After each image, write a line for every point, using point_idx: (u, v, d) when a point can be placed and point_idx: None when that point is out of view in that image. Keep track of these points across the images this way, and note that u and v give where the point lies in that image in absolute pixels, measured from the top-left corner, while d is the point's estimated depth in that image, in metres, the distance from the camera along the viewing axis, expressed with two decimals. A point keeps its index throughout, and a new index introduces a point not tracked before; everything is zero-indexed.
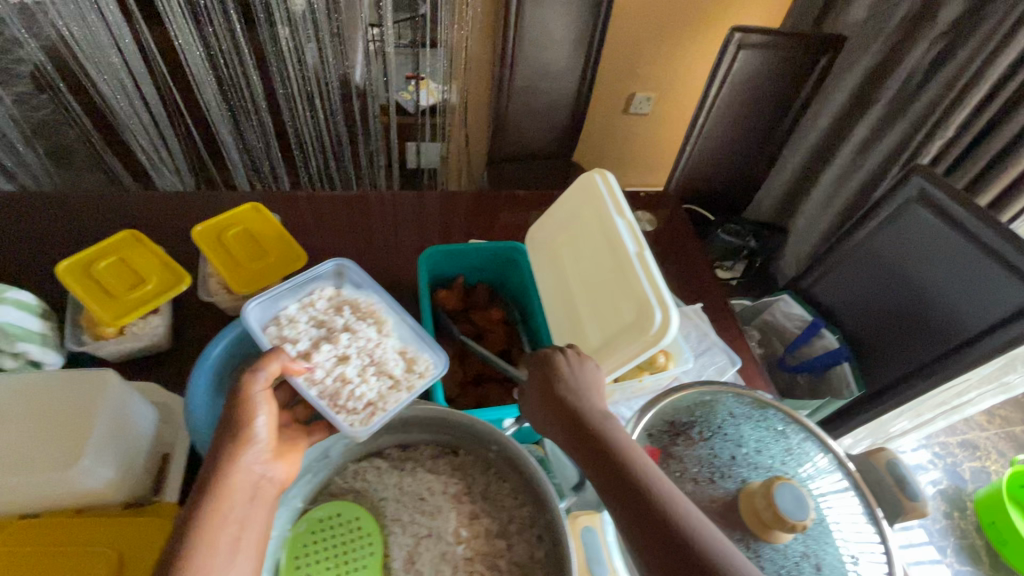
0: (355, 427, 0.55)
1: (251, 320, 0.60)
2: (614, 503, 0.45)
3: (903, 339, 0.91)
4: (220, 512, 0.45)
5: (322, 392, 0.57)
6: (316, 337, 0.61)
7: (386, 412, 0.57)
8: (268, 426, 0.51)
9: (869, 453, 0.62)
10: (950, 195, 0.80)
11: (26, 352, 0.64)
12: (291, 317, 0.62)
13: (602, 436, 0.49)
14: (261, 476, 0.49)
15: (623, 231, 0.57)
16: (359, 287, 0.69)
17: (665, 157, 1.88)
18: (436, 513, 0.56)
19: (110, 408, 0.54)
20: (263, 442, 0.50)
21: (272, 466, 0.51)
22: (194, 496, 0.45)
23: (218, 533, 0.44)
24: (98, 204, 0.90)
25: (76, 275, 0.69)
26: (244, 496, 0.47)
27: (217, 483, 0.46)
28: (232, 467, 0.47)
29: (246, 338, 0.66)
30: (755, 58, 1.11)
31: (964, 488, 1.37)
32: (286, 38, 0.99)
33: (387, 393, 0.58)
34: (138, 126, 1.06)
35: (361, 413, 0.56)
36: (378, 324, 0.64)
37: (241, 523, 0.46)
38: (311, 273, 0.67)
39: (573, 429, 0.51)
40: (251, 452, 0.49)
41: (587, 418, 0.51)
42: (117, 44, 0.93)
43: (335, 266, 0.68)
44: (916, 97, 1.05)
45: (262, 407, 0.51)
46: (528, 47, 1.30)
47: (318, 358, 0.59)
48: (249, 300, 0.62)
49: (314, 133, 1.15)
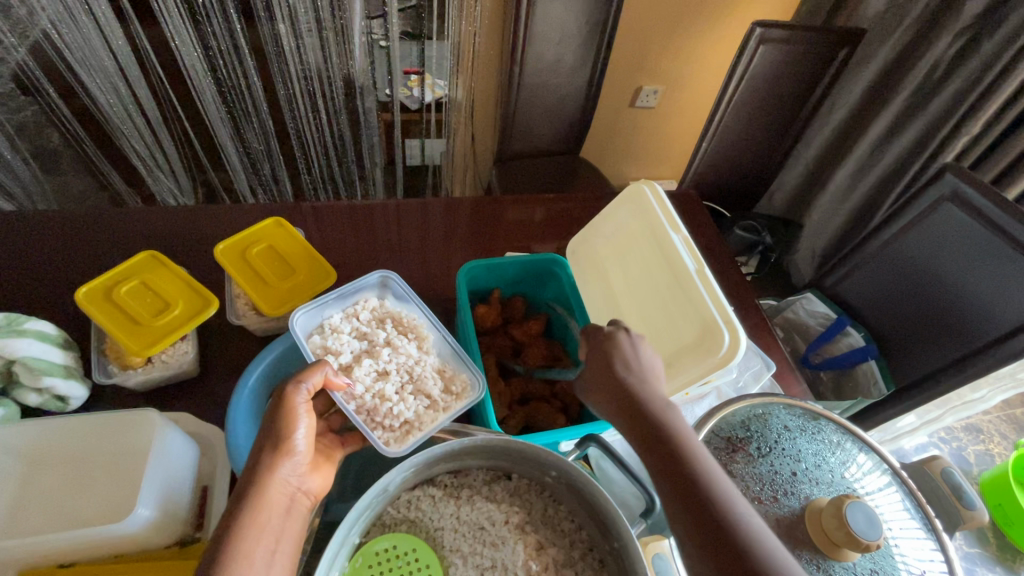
0: (390, 446, 0.57)
1: (297, 328, 0.63)
2: (669, 493, 0.44)
3: (932, 337, 0.91)
4: (257, 525, 0.45)
5: (360, 407, 0.59)
6: (359, 350, 0.64)
7: (421, 432, 0.59)
8: (307, 440, 0.53)
9: (925, 462, 0.65)
10: (984, 192, 0.78)
11: (52, 387, 0.61)
12: (335, 327, 0.65)
13: (655, 421, 0.48)
14: (296, 488, 0.51)
15: (681, 249, 0.60)
16: (402, 300, 0.71)
17: (668, 149, 1.86)
18: (500, 543, 0.55)
19: (160, 449, 0.52)
20: (301, 455, 0.51)
21: (307, 479, 0.53)
22: (234, 500, 0.46)
23: (256, 545, 0.44)
24: (107, 224, 0.88)
25: (97, 301, 0.66)
26: (280, 508, 0.48)
27: (255, 495, 0.47)
28: (269, 476, 0.49)
29: (288, 356, 0.66)
30: (775, 54, 1.09)
31: (970, 471, 1.20)
32: (286, 36, 0.92)
33: (424, 413, 0.60)
34: (134, 131, 1.00)
35: (397, 432, 0.59)
36: (419, 341, 0.66)
37: (277, 535, 0.46)
38: (358, 284, 0.69)
39: (630, 413, 0.50)
40: (288, 464, 0.50)
41: (645, 404, 0.50)
42: (110, 46, 0.87)
43: (381, 277, 0.70)
44: (936, 92, 1.06)
45: (302, 419, 0.53)
46: (538, 42, 1.26)
47: (359, 373, 0.61)
48: (296, 309, 0.65)
49: (317, 137, 1.09)
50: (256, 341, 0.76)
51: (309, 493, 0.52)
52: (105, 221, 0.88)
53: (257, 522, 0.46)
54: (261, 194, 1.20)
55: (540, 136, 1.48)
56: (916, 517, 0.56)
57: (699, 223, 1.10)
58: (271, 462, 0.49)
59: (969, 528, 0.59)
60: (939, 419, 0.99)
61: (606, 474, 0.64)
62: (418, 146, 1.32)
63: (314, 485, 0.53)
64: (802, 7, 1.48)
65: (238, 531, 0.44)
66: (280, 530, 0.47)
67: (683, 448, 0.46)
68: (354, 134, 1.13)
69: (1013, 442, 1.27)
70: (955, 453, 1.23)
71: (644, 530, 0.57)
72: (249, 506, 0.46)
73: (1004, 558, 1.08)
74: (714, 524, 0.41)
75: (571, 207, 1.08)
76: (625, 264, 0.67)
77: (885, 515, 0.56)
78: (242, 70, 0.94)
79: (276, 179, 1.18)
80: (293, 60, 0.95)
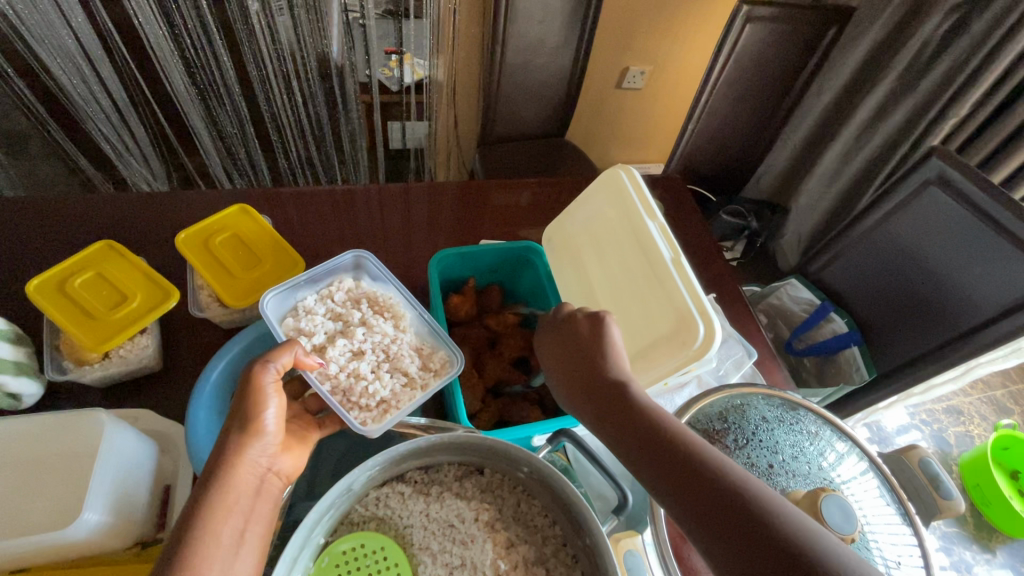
0: (367, 426, 0.55)
1: (268, 312, 0.61)
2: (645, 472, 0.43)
3: (916, 322, 0.90)
4: (225, 507, 0.43)
5: (335, 388, 0.57)
6: (333, 331, 0.61)
7: (398, 411, 0.57)
8: (278, 418, 0.50)
9: (903, 453, 0.64)
10: (969, 174, 0.77)
11: (2, 383, 0.59)
12: (308, 308, 0.63)
13: (622, 404, 0.48)
14: (267, 469, 0.48)
15: (657, 236, 0.58)
16: (377, 280, 0.69)
17: (656, 132, 1.83)
18: (469, 542, 0.54)
19: (110, 452, 0.50)
20: (272, 435, 0.49)
21: (279, 459, 0.50)
22: (199, 487, 0.44)
23: (222, 526, 0.42)
24: (68, 212, 0.84)
25: (49, 294, 0.63)
26: (249, 489, 0.46)
27: (223, 474, 0.45)
28: (237, 457, 0.46)
29: (254, 346, 0.64)
30: (763, 32, 1.06)
31: (949, 453, 1.20)
32: (257, 14, 0.87)
33: (401, 392, 0.59)
34: (100, 113, 0.94)
35: (374, 411, 0.57)
36: (395, 320, 0.64)
37: (246, 515, 0.44)
38: (331, 265, 0.67)
39: (604, 407, 0.49)
40: (258, 445, 0.47)
41: (616, 391, 0.49)
42: (69, 24, 0.82)
43: (354, 258, 0.68)
44: (926, 71, 1.04)
45: (273, 398, 0.50)
46: (521, 20, 1.21)
47: (332, 353, 0.59)
48: (266, 291, 0.62)
49: (294, 119, 1.05)
50: (226, 331, 0.73)
51: (281, 474, 0.50)
52: (70, 207, 0.84)
53: (225, 503, 0.43)
54: (237, 179, 1.15)
55: (525, 119, 1.45)
56: (892, 504, 0.56)
57: (683, 208, 1.08)
58: (239, 442, 0.47)
59: (945, 518, 0.59)
60: (940, 385, 0.96)
61: (582, 467, 0.64)
62: (399, 129, 1.28)
63: (288, 466, 0.51)
64: None
65: (200, 521, 0.42)
66: (249, 510, 0.45)
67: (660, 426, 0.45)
68: (331, 117, 1.08)
69: (993, 424, 1.27)
70: (935, 435, 1.23)
71: (617, 527, 0.55)
72: (217, 489, 0.44)
73: (980, 536, 1.09)
74: (710, 495, 0.39)
75: (555, 190, 1.05)
76: (601, 252, 0.65)
77: (861, 506, 0.55)
78: (211, 48, 0.89)
79: (252, 164, 1.13)
80: (263, 38, 0.90)
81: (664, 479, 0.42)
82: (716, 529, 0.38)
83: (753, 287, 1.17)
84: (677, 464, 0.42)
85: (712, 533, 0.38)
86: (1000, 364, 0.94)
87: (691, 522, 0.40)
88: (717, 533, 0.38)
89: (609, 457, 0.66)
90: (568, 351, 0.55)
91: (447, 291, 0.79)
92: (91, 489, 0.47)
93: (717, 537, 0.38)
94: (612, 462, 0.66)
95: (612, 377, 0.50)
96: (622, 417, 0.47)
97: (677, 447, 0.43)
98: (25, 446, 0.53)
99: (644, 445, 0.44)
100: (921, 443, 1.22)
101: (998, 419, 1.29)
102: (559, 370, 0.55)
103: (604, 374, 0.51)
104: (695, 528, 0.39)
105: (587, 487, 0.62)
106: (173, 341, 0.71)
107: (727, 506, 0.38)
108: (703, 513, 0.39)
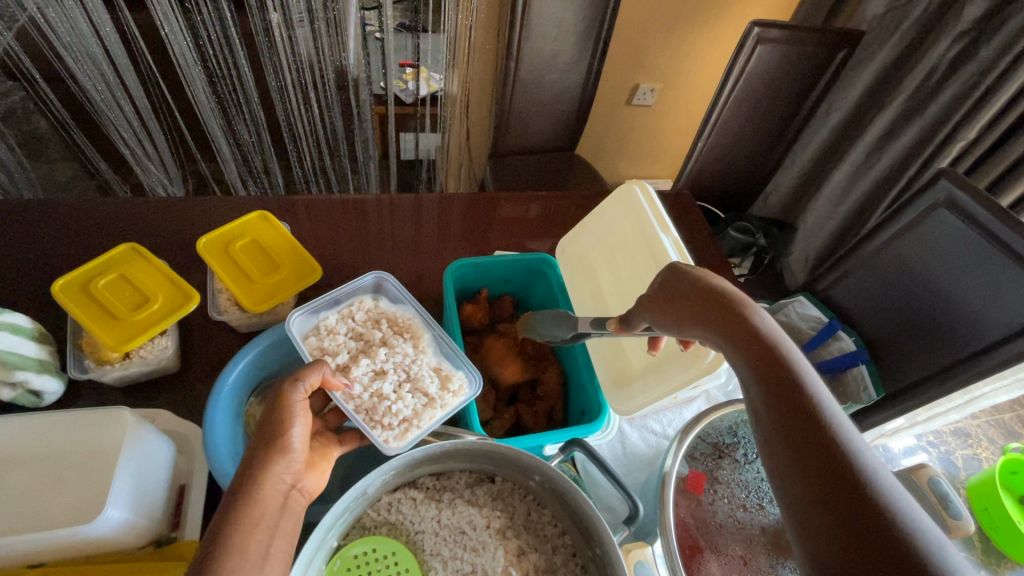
0: (389, 443, 0.57)
1: (292, 330, 0.62)
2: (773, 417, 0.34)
3: (921, 345, 0.91)
4: (253, 523, 0.42)
5: (359, 407, 0.58)
6: (356, 350, 0.63)
7: (419, 430, 0.58)
8: (304, 437, 0.50)
9: (913, 472, 0.65)
10: (978, 199, 0.78)
11: (25, 381, 0.60)
12: (331, 327, 0.64)
13: (758, 340, 0.39)
14: (291, 486, 0.48)
15: (670, 250, 0.60)
16: (396, 301, 0.70)
17: (664, 147, 1.85)
18: (480, 548, 0.54)
19: (133, 448, 0.52)
20: (297, 452, 0.49)
21: (303, 476, 0.49)
22: (226, 500, 0.42)
23: (251, 540, 0.41)
24: (89, 216, 0.85)
25: (74, 293, 0.64)
26: (275, 505, 0.45)
27: (252, 485, 0.44)
28: (263, 471, 0.46)
29: (256, 364, 0.65)
30: (774, 54, 1.08)
31: (957, 475, 1.18)
32: (278, 26, 0.88)
33: (421, 410, 0.59)
34: (122, 120, 0.95)
35: (396, 429, 0.58)
36: (415, 340, 0.65)
37: (272, 530, 0.43)
38: (351, 286, 0.68)
39: (735, 337, 0.41)
40: (283, 460, 0.47)
41: (751, 331, 0.40)
42: (97, 32, 0.82)
43: (375, 278, 0.69)
44: (934, 96, 1.06)
45: (299, 417, 0.51)
46: (536, 37, 1.24)
47: (356, 373, 0.60)
48: (292, 310, 0.65)
49: (309, 129, 1.06)
50: (242, 336, 0.75)
51: (304, 492, 0.49)
52: (93, 213, 0.86)
53: (252, 519, 0.42)
54: (253, 187, 1.17)
55: (536, 132, 1.47)
56: None
57: (692, 221, 1.09)
58: (264, 458, 0.46)
59: (956, 536, 0.61)
60: (941, 415, 0.97)
61: (591, 477, 0.64)
62: (412, 140, 1.29)
63: (311, 484, 0.50)
64: (802, 6, 1.47)
65: (229, 531, 0.40)
66: (275, 525, 0.43)
67: (794, 372, 0.36)
68: (346, 128, 1.10)
69: (1001, 447, 1.26)
70: (943, 457, 1.22)
71: (627, 537, 0.56)
72: (245, 502, 0.43)
73: (988, 562, 1.02)
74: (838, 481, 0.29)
75: (567, 204, 1.06)
76: (616, 265, 0.68)
77: None
78: (232, 59, 0.91)
79: (266, 171, 1.15)
80: (284, 50, 0.91)
81: (775, 422, 0.34)
82: (835, 519, 0.28)
83: (762, 304, 1.19)
84: (798, 415, 0.33)
85: (801, 499, 0.30)
86: (1006, 394, 0.94)
87: (783, 476, 0.32)
88: (825, 511, 0.29)
89: (619, 468, 0.67)
90: (689, 285, 0.48)
91: (460, 301, 0.80)
92: (115, 486, 0.49)
93: (828, 530, 0.28)
94: (623, 472, 0.67)
95: (744, 317, 0.41)
96: (752, 354, 0.38)
97: (805, 399, 0.34)
98: (46, 442, 0.54)
99: (772, 389, 0.36)
100: (929, 464, 1.20)
101: (1007, 442, 1.28)
102: (679, 304, 0.48)
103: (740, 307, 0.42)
104: (796, 493, 0.31)
105: (596, 496, 0.63)
106: (187, 349, 0.72)
107: (832, 476, 0.29)
108: (800, 473, 0.31)
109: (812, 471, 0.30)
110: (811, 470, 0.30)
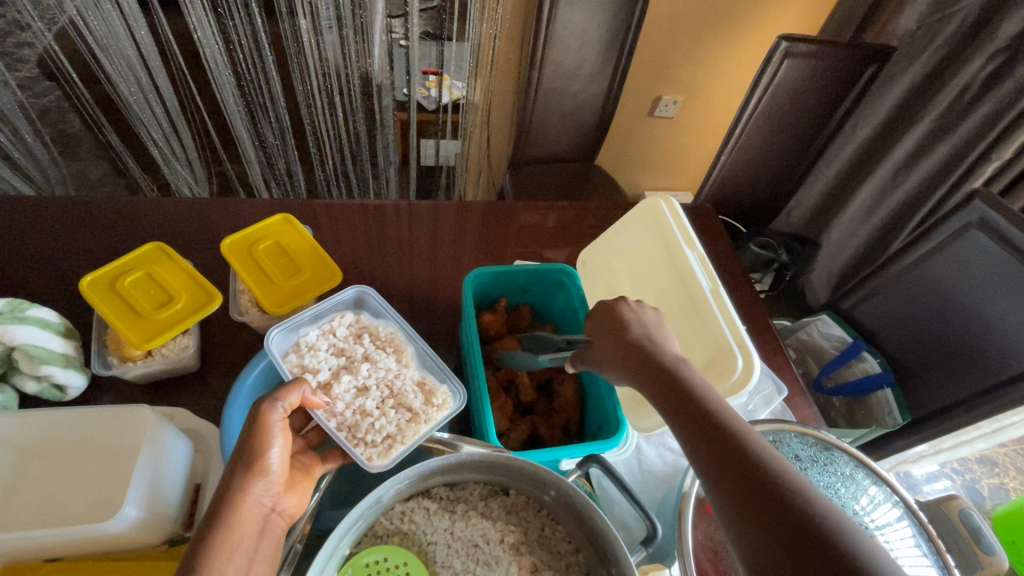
0: (373, 461, 0.56)
1: (272, 348, 0.61)
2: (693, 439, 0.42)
3: (952, 368, 0.88)
4: (229, 547, 0.44)
5: (341, 424, 0.58)
6: (337, 366, 0.62)
7: (403, 446, 0.58)
8: (282, 457, 0.51)
9: (943, 503, 0.63)
10: (1011, 221, 0.75)
11: (50, 375, 0.62)
12: (311, 344, 0.63)
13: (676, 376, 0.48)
14: (270, 510, 0.49)
15: (696, 266, 0.59)
16: (378, 316, 0.70)
17: (685, 159, 1.83)
18: (493, 562, 0.54)
19: (151, 445, 0.53)
20: (275, 474, 0.50)
21: (282, 499, 0.51)
22: (203, 526, 0.44)
23: (226, 566, 0.43)
24: (115, 214, 0.87)
25: (100, 291, 0.65)
26: (252, 529, 0.47)
27: (229, 512, 0.45)
28: (241, 496, 0.47)
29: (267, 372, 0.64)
30: (799, 68, 1.07)
31: (983, 505, 1.14)
32: (306, 32, 0.90)
33: (405, 426, 0.59)
34: (152, 120, 0.97)
35: (379, 446, 0.57)
36: (398, 354, 0.65)
37: (249, 557, 0.45)
38: (333, 301, 0.67)
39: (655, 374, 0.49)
40: (261, 484, 0.48)
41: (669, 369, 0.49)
42: (132, 35, 0.84)
43: (356, 293, 0.69)
44: (964, 116, 1.04)
45: (277, 437, 0.50)
46: (560, 46, 1.23)
47: (338, 390, 0.60)
48: (271, 327, 0.63)
49: (333, 135, 1.07)
50: (257, 338, 0.75)
51: (285, 514, 0.51)
52: (119, 212, 0.87)
53: (227, 543, 0.44)
54: (275, 188, 1.19)
55: (556, 141, 1.46)
56: (927, 555, 0.53)
57: (713, 235, 1.07)
58: (243, 481, 0.47)
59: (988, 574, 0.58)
60: (968, 442, 0.94)
61: (606, 494, 0.63)
62: (433, 146, 1.30)
63: (289, 506, 0.51)
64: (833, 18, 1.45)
65: (209, 552, 0.42)
66: (252, 550, 0.46)
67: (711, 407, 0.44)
68: (369, 133, 1.10)
69: None
70: (967, 485, 1.18)
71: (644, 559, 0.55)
72: (220, 528, 0.44)
73: None
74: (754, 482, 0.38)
75: (584, 215, 1.05)
76: (638, 281, 0.67)
77: (895, 552, 0.54)
78: (260, 64, 0.92)
79: (289, 174, 1.16)
80: (311, 56, 0.92)
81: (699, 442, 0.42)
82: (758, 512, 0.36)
83: (782, 321, 1.16)
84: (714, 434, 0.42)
85: (734, 497, 0.38)
86: None
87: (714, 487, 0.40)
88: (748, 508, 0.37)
89: (634, 485, 0.66)
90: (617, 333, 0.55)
91: (479, 309, 0.80)
92: (132, 484, 0.49)
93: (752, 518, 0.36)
94: (640, 489, 0.66)
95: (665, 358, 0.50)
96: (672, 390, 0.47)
97: (719, 419, 0.43)
98: (65, 436, 0.55)
99: (690, 417, 0.44)
100: (953, 492, 1.16)
101: None
102: (608, 347, 0.55)
103: (659, 350, 0.51)
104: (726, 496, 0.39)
105: (611, 514, 0.62)
106: (204, 349, 0.73)
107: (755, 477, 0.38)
108: (728, 477, 0.39)
109: (736, 478, 0.39)
110: (734, 476, 0.39)
